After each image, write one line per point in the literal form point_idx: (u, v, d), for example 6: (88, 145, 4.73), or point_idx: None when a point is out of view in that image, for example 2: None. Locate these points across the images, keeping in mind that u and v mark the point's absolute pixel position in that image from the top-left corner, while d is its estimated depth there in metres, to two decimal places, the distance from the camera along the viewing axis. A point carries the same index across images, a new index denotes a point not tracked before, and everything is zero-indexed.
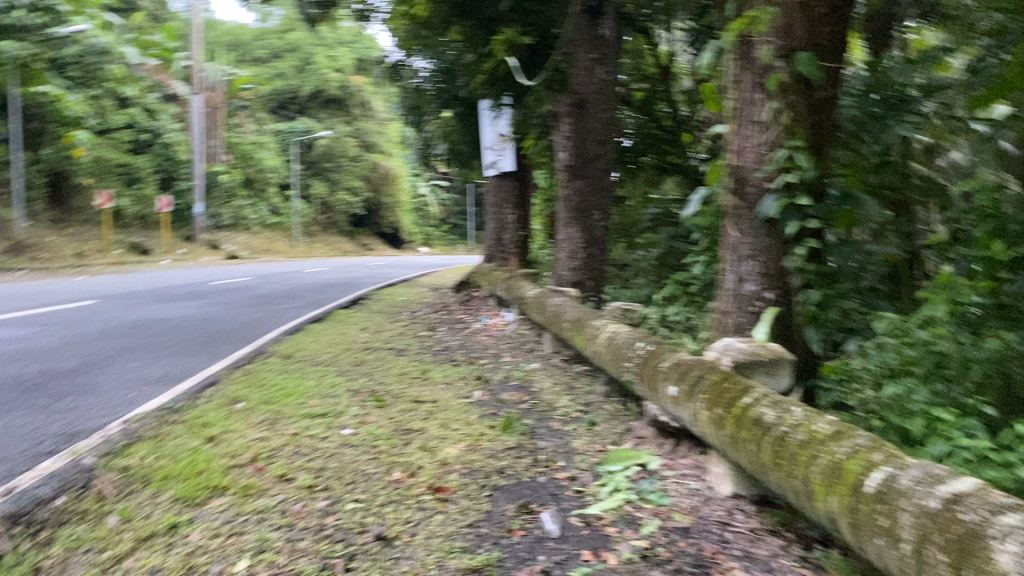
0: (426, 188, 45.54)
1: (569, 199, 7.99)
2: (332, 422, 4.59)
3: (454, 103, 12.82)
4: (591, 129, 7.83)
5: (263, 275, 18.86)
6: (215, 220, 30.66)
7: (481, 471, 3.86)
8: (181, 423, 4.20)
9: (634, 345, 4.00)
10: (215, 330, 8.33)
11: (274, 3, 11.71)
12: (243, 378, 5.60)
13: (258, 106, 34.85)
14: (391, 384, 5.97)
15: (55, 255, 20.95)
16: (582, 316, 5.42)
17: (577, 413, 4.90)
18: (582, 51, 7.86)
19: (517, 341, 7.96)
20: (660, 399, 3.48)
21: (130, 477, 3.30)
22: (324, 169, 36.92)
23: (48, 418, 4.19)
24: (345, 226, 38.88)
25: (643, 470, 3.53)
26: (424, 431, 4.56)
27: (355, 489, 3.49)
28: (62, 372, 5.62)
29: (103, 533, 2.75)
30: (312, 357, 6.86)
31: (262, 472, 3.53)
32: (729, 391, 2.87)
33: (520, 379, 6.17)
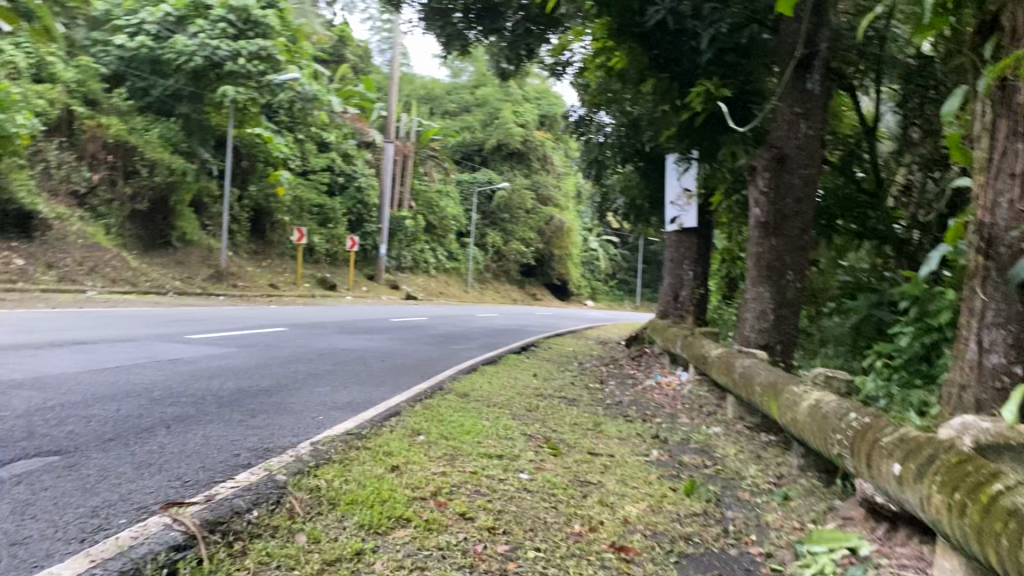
0: (597, 243, 45.68)
1: (761, 256, 7.64)
2: (510, 464, 4.50)
3: (637, 158, 12.74)
4: (790, 185, 7.47)
5: (436, 316, 19.40)
6: (396, 262, 32.09)
7: (666, 535, 3.63)
8: (366, 449, 4.25)
9: (846, 416, 3.64)
10: (393, 364, 8.55)
11: (470, 57, 12.10)
12: (423, 412, 5.65)
13: (444, 155, 36.39)
14: (566, 433, 5.83)
15: (252, 284, 22.57)
16: (778, 379, 5.05)
17: (766, 483, 4.55)
18: (786, 106, 7.54)
19: (695, 401, 7.61)
20: (879, 480, 3.11)
21: (318, 498, 3.32)
22: (501, 218, 37.87)
23: (245, 433, 4.36)
24: (516, 275, 39.57)
25: (853, 555, 3.17)
26: (603, 486, 4.38)
27: (536, 536, 3.36)
28: (257, 391, 5.89)
29: (293, 552, 2.75)
30: (487, 398, 6.85)
31: (444, 507, 3.48)
32: (974, 473, 2.49)
33: (701, 442, 5.85)
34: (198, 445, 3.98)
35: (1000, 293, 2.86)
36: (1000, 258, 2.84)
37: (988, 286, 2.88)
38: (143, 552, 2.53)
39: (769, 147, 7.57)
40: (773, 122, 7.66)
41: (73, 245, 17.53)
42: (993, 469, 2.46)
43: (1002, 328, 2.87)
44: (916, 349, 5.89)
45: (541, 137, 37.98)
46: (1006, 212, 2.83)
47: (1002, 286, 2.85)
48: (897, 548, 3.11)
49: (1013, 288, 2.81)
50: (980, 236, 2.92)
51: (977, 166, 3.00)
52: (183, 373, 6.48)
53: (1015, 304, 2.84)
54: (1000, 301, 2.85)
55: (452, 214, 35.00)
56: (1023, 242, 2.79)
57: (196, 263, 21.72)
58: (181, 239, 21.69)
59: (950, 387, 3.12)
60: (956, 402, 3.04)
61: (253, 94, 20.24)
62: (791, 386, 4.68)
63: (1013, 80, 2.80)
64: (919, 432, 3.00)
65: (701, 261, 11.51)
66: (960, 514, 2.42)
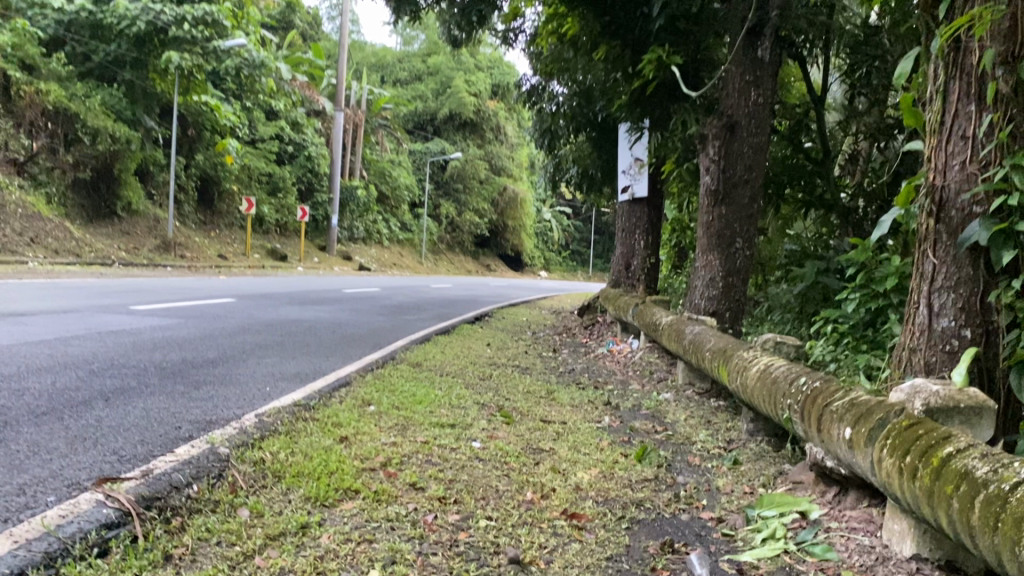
0: (550, 215, 45.72)
1: (711, 224, 7.64)
2: (461, 433, 4.44)
3: (589, 127, 12.67)
4: (741, 153, 7.46)
5: (389, 287, 19.18)
6: (348, 232, 31.68)
7: (618, 501, 3.60)
8: (313, 420, 4.15)
9: (796, 381, 3.64)
10: (343, 334, 8.40)
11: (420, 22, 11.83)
12: (373, 381, 5.55)
13: (396, 124, 35.87)
14: (518, 401, 5.78)
15: (200, 255, 22.07)
16: (729, 344, 5.05)
17: (717, 448, 4.56)
18: (737, 73, 7.52)
19: (647, 368, 7.63)
20: (830, 444, 3.12)
21: (262, 471, 3.22)
22: (454, 189, 37.59)
23: (186, 405, 4.22)
24: (470, 246, 39.39)
25: (803, 519, 3.18)
26: (555, 453, 4.34)
27: (487, 505, 3.31)
28: (200, 362, 5.73)
29: (234, 527, 2.65)
30: (439, 367, 6.77)
31: (393, 478, 3.41)
32: (924, 437, 2.49)
33: (653, 409, 5.86)
34: (136, 417, 3.84)
35: (951, 256, 2.84)
36: (951, 221, 2.83)
37: (939, 249, 2.86)
38: (71, 532, 2.43)
39: (721, 115, 7.53)
40: (724, 90, 7.64)
41: (11, 215, 16.86)
42: (944, 432, 2.47)
43: (951, 292, 2.86)
44: (863, 316, 5.96)
45: (494, 106, 37.65)
46: (958, 175, 2.82)
47: (951, 249, 2.85)
48: (846, 511, 3.12)
49: (963, 252, 2.80)
50: (932, 200, 2.91)
51: (928, 131, 3.00)
52: (123, 344, 6.28)
53: (965, 267, 2.83)
54: (950, 264, 2.85)
55: (404, 184, 34.57)
56: (973, 206, 2.78)
57: (141, 234, 21.13)
58: (124, 209, 21.05)
59: (898, 352, 3.12)
60: (906, 365, 3.03)
61: (199, 59, 19.80)
62: (742, 351, 4.68)
63: (968, 42, 2.80)
64: (869, 397, 3.00)
65: (653, 230, 11.50)
66: (911, 478, 2.43)
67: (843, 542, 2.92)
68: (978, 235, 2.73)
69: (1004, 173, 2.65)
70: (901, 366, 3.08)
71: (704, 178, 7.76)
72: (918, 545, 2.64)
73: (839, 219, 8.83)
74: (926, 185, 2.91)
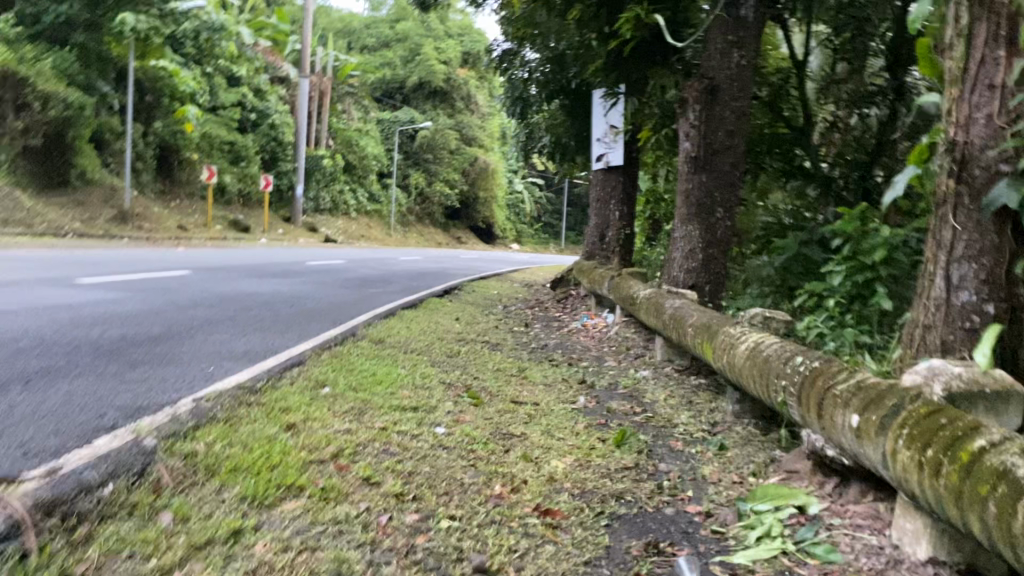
0: (521, 186, 45.26)
1: (690, 193, 7.30)
2: (425, 418, 4.10)
3: (561, 94, 12.25)
4: (722, 118, 7.12)
5: (354, 260, 18.69)
6: (314, 203, 31.00)
7: (596, 493, 3.28)
8: (259, 405, 3.78)
9: (791, 360, 3.32)
10: (304, 308, 7.98)
11: None
12: (330, 360, 5.17)
13: (363, 93, 35.09)
14: (487, 380, 5.43)
15: (160, 226, 21.39)
16: (714, 319, 4.73)
17: (700, 432, 4.25)
18: (719, 34, 7.18)
19: (622, 343, 7.31)
20: (833, 432, 2.80)
21: (194, 466, 2.85)
22: (424, 159, 36.96)
23: (118, 388, 3.82)
24: (440, 218, 38.79)
25: (801, 514, 2.87)
26: (526, 438, 4.01)
27: (450, 501, 2.96)
28: (144, 339, 5.32)
29: (152, 535, 2.28)
30: (404, 344, 6.39)
31: (344, 472, 3.04)
32: (947, 428, 2.17)
33: (630, 388, 5.55)
34: (58, 403, 3.44)
35: (971, 221, 2.52)
36: (973, 181, 2.50)
37: (959, 214, 2.53)
38: None
39: (701, 77, 7.20)
40: (705, 52, 7.30)
41: None
42: (971, 423, 2.14)
43: (973, 263, 2.54)
44: (849, 288, 5.68)
45: (464, 75, 37.04)
46: (982, 130, 2.48)
47: (973, 214, 2.51)
48: (849, 506, 2.81)
49: (987, 217, 2.47)
50: (952, 157, 2.56)
51: (947, 82, 2.66)
52: (61, 320, 5.83)
53: (987, 235, 2.51)
54: (972, 232, 2.52)
55: (372, 154, 33.88)
56: (1000, 163, 2.46)
57: (97, 204, 20.40)
58: (79, 178, 20.24)
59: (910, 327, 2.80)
60: (919, 346, 2.71)
61: (155, 22, 19.03)
62: (727, 328, 4.36)
63: None
64: (877, 380, 2.68)
65: (628, 200, 11.12)
66: (935, 474, 2.09)
67: (847, 542, 2.60)
68: (1007, 198, 2.38)
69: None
70: (909, 348, 2.76)
71: (683, 145, 7.42)
72: (935, 547, 2.31)
73: (820, 190, 8.56)
74: (945, 139, 2.57)
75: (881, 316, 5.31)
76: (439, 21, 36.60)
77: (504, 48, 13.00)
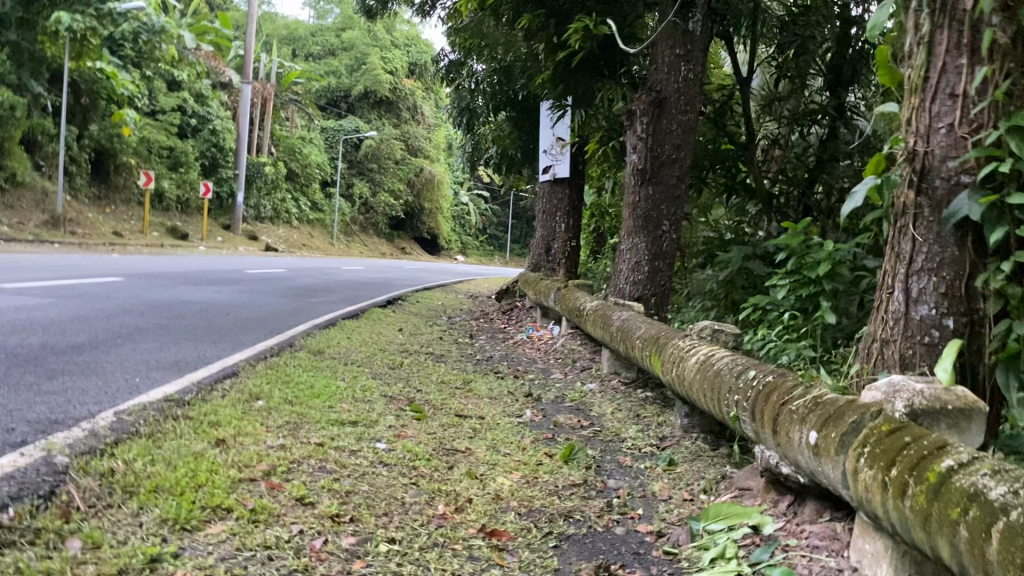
0: (466, 198, 45.14)
1: (636, 205, 7.24)
2: (365, 433, 3.92)
3: (508, 106, 12.18)
4: (669, 131, 7.08)
5: (295, 269, 18.28)
6: (255, 211, 30.37)
7: (543, 512, 3.14)
8: (186, 419, 3.55)
9: (744, 374, 3.24)
10: (240, 317, 7.69)
11: None
12: (266, 371, 4.94)
13: (307, 100, 34.61)
14: (431, 393, 5.26)
15: (93, 232, 20.65)
16: (662, 331, 4.65)
17: (648, 446, 4.15)
18: (666, 46, 7.15)
19: (568, 355, 7.21)
20: (789, 449, 2.71)
21: (110, 486, 2.63)
22: (368, 169, 36.57)
23: (32, 400, 3.55)
24: (384, 229, 38.39)
25: (756, 534, 2.77)
26: (470, 454, 3.86)
27: (390, 522, 2.79)
28: (66, 348, 5.02)
29: (57, 565, 2.06)
30: (344, 355, 6.19)
31: (277, 491, 2.85)
32: (912, 447, 2.09)
33: (577, 401, 5.44)
34: None
35: (933, 231, 2.51)
36: (933, 193, 2.51)
37: (920, 226, 2.53)
38: None
39: (648, 90, 7.15)
40: (652, 64, 7.26)
41: None
42: (936, 441, 2.07)
43: (933, 275, 2.53)
44: (793, 303, 5.71)
45: (410, 85, 36.87)
46: (944, 139, 2.49)
47: (935, 224, 2.51)
48: (805, 525, 2.72)
49: (949, 228, 2.46)
50: (914, 167, 2.56)
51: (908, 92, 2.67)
52: None
53: (949, 246, 2.50)
54: (933, 242, 2.50)
55: (316, 163, 33.39)
56: (961, 175, 2.46)
57: (26, 208, 19.60)
58: (8, 181, 19.33)
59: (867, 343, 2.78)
60: (878, 359, 2.70)
61: (90, 22, 18.39)
62: (674, 342, 4.26)
63: None
64: (835, 396, 2.61)
65: (574, 211, 11.05)
66: (900, 496, 2.01)
67: (805, 563, 2.50)
68: (969, 209, 2.39)
69: (998, 137, 2.32)
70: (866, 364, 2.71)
71: (630, 157, 7.36)
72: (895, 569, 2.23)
73: (762, 205, 8.61)
74: (907, 149, 2.57)
75: (826, 329, 5.31)
76: (385, 31, 36.41)
77: (451, 58, 12.88)
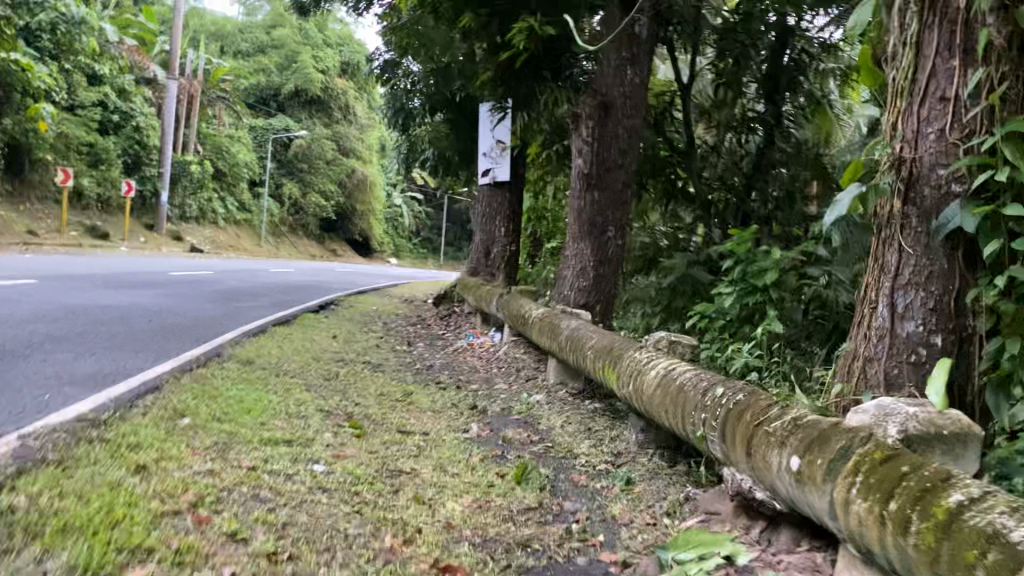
0: (399, 200, 44.60)
1: (582, 210, 7.06)
2: (301, 454, 3.63)
3: (446, 107, 11.92)
4: (614, 136, 6.93)
5: (220, 270, 17.59)
6: (180, 211, 29.34)
7: (499, 541, 2.91)
8: (102, 442, 3.21)
9: (710, 390, 3.07)
10: (162, 323, 7.25)
11: None
12: (192, 385, 4.59)
13: (235, 98, 33.65)
14: (371, 407, 4.97)
15: (5, 231, 19.57)
16: (614, 343, 4.48)
17: (603, 464, 3.96)
18: (612, 49, 6.99)
19: (511, 364, 7.00)
20: (765, 473, 2.54)
21: (9, 526, 2.30)
22: (299, 169, 35.75)
23: None
24: (315, 230, 37.60)
25: (730, 565, 2.55)
26: (416, 475, 3.60)
27: (332, 559, 2.52)
28: None
29: None
30: (277, 365, 5.84)
31: (205, 526, 2.56)
32: (911, 477, 1.94)
33: (524, 414, 5.22)
34: None
35: (924, 242, 2.70)
36: (922, 202, 2.69)
37: (907, 236, 2.72)
38: None
39: (594, 93, 6.98)
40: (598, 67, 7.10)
41: None
42: (938, 472, 1.93)
43: (921, 290, 2.71)
44: (739, 311, 5.67)
45: (342, 84, 36.25)
46: (934, 147, 2.69)
47: (926, 236, 2.69)
48: (781, 554, 2.56)
49: (940, 239, 2.65)
50: (903, 174, 2.74)
51: (896, 102, 2.87)
52: None
53: (938, 260, 2.69)
54: (922, 255, 2.70)
55: (244, 162, 32.46)
56: (951, 184, 2.65)
57: None
58: None
59: (852, 359, 2.93)
60: (860, 379, 2.84)
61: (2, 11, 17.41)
62: (629, 355, 4.09)
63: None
64: (816, 417, 2.45)
65: (514, 215, 10.85)
66: (901, 532, 1.85)
67: None
68: (959, 222, 2.56)
69: (992, 144, 2.52)
70: None
71: (575, 161, 7.18)
72: None
73: (701, 212, 8.57)
74: (899, 155, 2.75)
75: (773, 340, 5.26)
76: (317, 29, 35.71)
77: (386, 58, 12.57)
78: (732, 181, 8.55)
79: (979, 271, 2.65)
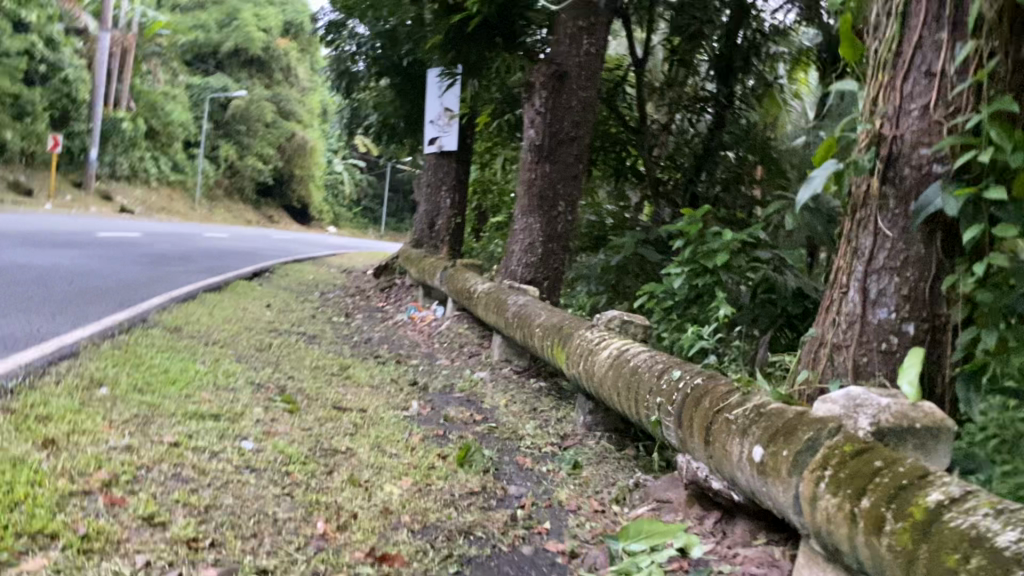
0: (340, 169, 43.79)
1: (532, 183, 6.88)
2: (230, 430, 3.40)
3: (391, 73, 11.54)
4: (568, 108, 6.76)
5: (152, 234, 16.95)
6: (111, 169, 28.21)
7: (441, 528, 2.75)
8: (7, 415, 2.95)
9: (666, 372, 2.94)
10: (84, 285, 6.85)
11: None
12: (113, 353, 4.29)
13: (172, 55, 32.43)
14: (306, 381, 4.74)
15: None
16: (563, 321, 4.33)
17: (549, 446, 3.82)
18: (569, 18, 6.77)
19: (454, 339, 6.81)
20: (724, 463, 2.42)
21: None
22: (237, 132, 34.68)
23: None
24: (252, 195, 36.57)
25: (682, 558, 2.46)
26: (353, 454, 3.41)
27: (258, 546, 2.32)
28: None
29: None
30: (206, 334, 5.55)
31: (118, 508, 2.33)
32: (886, 473, 1.83)
33: (466, 392, 5.05)
34: None
35: (900, 227, 2.59)
36: (901, 182, 2.59)
37: (884, 217, 2.62)
38: None
39: (549, 63, 6.79)
40: (554, 35, 6.88)
41: None
42: (914, 468, 1.82)
43: (895, 275, 2.62)
44: (686, 292, 5.63)
45: (284, 46, 35.24)
46: (916, 124, 2.56)
47: (903, 219, 2.59)
48: (738, 549, 2.44)
49: (917, 224, 2.54)
50: (880, 152, 2.62)
51: (874, 71, 2.73)
52: None
53: (912, 246, 2.58)
54: (897, 241, 2.60)
55: (179, 122, 31.34)
56: (932, 164, 2.53)
57: None
58: None
59: (818, 346, 2.83)
60: (826, 367, 2.76)
61: None
62: (577, 336, 3.96)
63: None
64: (780, 406, 2.32)
65: (460, 187, 10.60)
66: (874, 531, 1.74)
67: None
68: (941, 203, 2.43)
69: (979, 123, 2.39)
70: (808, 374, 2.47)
71: (527, 133, 7.00)
72: None
73: (650, 190, 8.46)
74: (879, 131, 2.62)
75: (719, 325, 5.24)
76: None
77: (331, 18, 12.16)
78: (681, 162, 8.46)
79: (955, 257, 2.55)
